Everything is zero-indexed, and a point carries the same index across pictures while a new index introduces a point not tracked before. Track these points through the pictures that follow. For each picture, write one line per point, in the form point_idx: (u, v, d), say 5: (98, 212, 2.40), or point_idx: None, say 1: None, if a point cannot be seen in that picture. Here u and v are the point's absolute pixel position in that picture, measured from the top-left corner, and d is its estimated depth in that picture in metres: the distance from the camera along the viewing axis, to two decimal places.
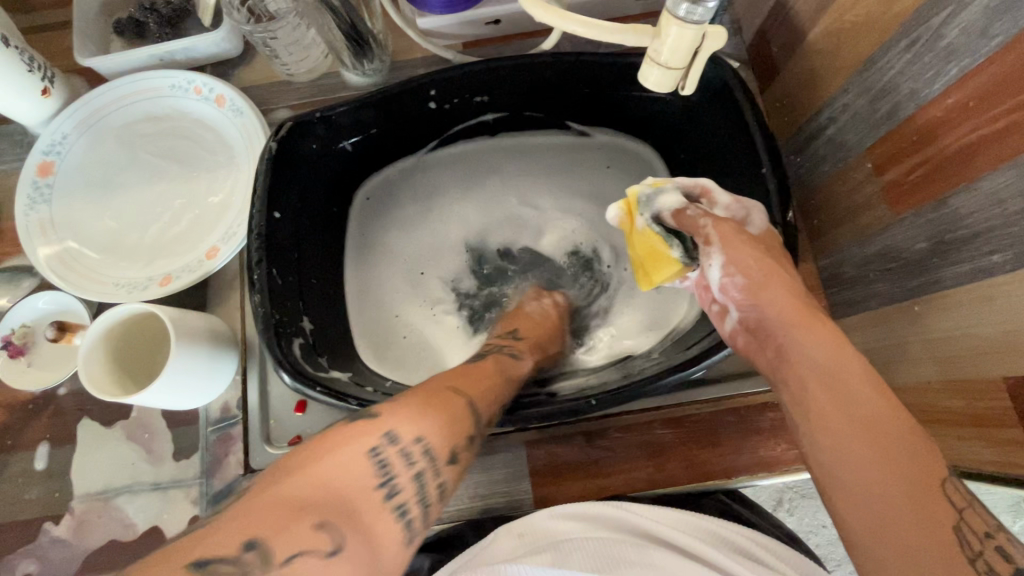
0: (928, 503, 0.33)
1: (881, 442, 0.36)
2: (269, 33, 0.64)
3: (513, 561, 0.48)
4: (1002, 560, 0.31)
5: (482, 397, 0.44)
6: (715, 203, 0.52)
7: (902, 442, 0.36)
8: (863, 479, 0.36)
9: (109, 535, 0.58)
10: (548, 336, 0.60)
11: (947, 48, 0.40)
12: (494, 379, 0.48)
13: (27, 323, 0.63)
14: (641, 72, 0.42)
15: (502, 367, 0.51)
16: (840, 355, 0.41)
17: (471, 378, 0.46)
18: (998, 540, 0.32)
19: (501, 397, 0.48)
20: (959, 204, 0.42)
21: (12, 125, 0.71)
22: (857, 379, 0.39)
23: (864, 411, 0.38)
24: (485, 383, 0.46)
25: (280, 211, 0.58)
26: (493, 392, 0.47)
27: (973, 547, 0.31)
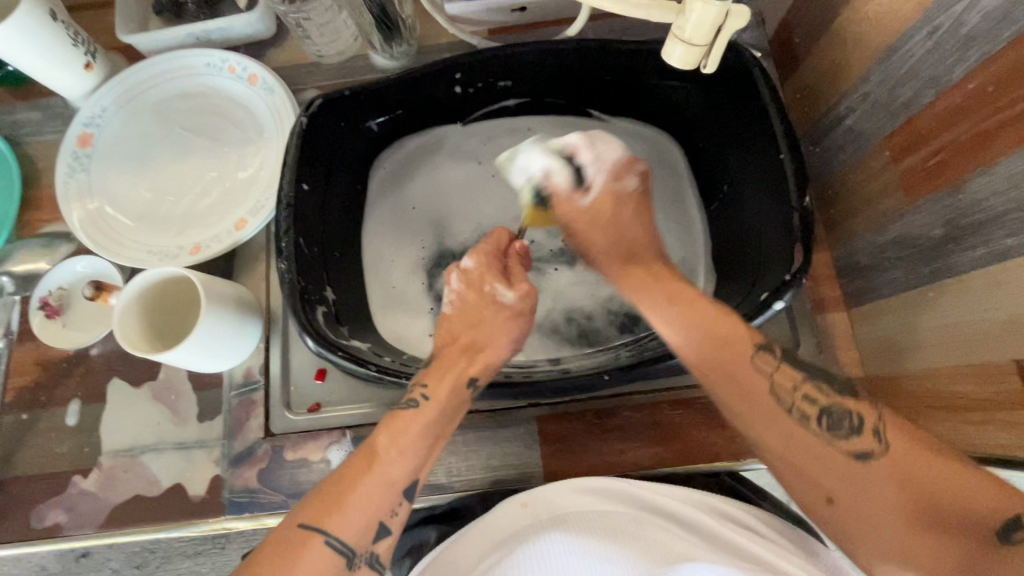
0: (769, 403, 0.44)
1: (732, 376, 0.46)
2: (302, 14, 0.66)
3: (517, 533, 0.50)
4: (808, 403, 0.43)
5: (352, 522, 0.42)
6: (582, 164, 0.57)
7: (741, 364, 0.45)
8: (729, 404, 0.46)
9: (134, 490, 0.61)
10: (470, 325, 0.54)
11: (968, 35, 0.41)
12: (385, 469, 0.45)
13: (63, 286, 0.66)
14: (665, 49, 0.43)
15: (392, 433, 0.47)
16: (692, 313, 0.48)
17: (342, 497, 0.43)
18: (802, 388, 0.44)
19: (396, 483, 0.45)
20: (975, 189, 0.43)
21: (54, 98, 0.74)
22: (710, 328, 0.47)
23: (717, 354, 0.46)
24: (365, 487, 0.44)
25: (308, 184, 0.60)
26: (379, 493, 0.44)
27: (787, 401, 0.44)
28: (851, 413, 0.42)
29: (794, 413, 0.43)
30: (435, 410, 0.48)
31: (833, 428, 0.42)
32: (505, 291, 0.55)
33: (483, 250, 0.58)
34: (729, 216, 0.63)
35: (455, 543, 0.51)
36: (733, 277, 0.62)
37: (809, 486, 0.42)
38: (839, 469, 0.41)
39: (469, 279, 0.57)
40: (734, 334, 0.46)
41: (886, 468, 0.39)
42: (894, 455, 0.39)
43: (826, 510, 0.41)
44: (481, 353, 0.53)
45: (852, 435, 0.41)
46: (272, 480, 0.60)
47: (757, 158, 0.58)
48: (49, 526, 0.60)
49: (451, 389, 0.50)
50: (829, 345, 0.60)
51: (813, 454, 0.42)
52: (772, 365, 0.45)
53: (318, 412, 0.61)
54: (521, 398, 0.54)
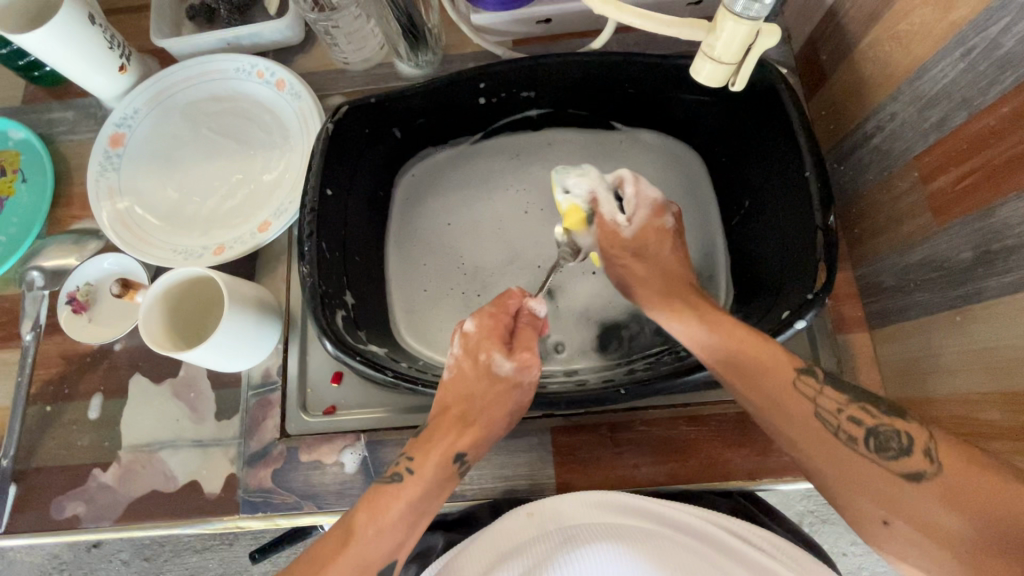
0: (811, 423, 0.45)
1: (778, 401, 0.46)
2: (331, 22, 0.68)
3: (525, 544, 0.49)
4: (853, 423, 0.44)
5: None
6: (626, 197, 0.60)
7: (781, 391, 0.46)
8: (778, 428, 0.46)
9: (151, 485, 0.62)
10: (464, 395, 0.53)
11: (1004, 57, 0.41)
12: (360, 548, 0.46)
13: (90, 282, 0.68)
14: (694, 66, 0.44)
15: (370, 512, 0.48)
16: (721, 332, 0.49)
17: (313, 575, 0.44)
18: (846, 411, 0.44)
19: (372, 563, 0.46)
20: (1008, 214, 0.42)
21: (88, 99, 0.76)
22: (739, 349, 0.48)
23: (756, 380, 0.47)
24: (338, 568, 0.45)
25: (332, 189, 0.61)
26: (352, 575, 0.45)
27: (833, 424, 0.44)
28: (900, 433, 0.42)
29: (840, 435, 0.44)
30: (417, 488, 0.49)
31: (882, 450, 0.42)
32: (503, 362, 0.53)
33: (485, 314, 0.55)
34: (750, 230, 0.63)
35: (459, 555, 0.51)
36: (753, 291, 0.61)
37: (861, 507, 0.42)
38: (896, 493, 0.41)
39: (468, 346, 0.55)
40: (777, 364, 0.47)
41: (941, 490, 0.39)
42: (945, 477, 0.39)
43: (881, 531, 0.41)
44: (472, 425, 0.52)
45: (901, 456, 0.41)
46: (286, 481, 0.60)
47: (781, 175, 0.58)
48: (68, 517, 0.62)
49: (435, 463, 0.50)
50: (850, 365, 0.59)
51: (858, 472, 0.42)
52: (815, 387, 0.46)
53: (334, 415, 0.62)
54: (534, 408, 0.55)
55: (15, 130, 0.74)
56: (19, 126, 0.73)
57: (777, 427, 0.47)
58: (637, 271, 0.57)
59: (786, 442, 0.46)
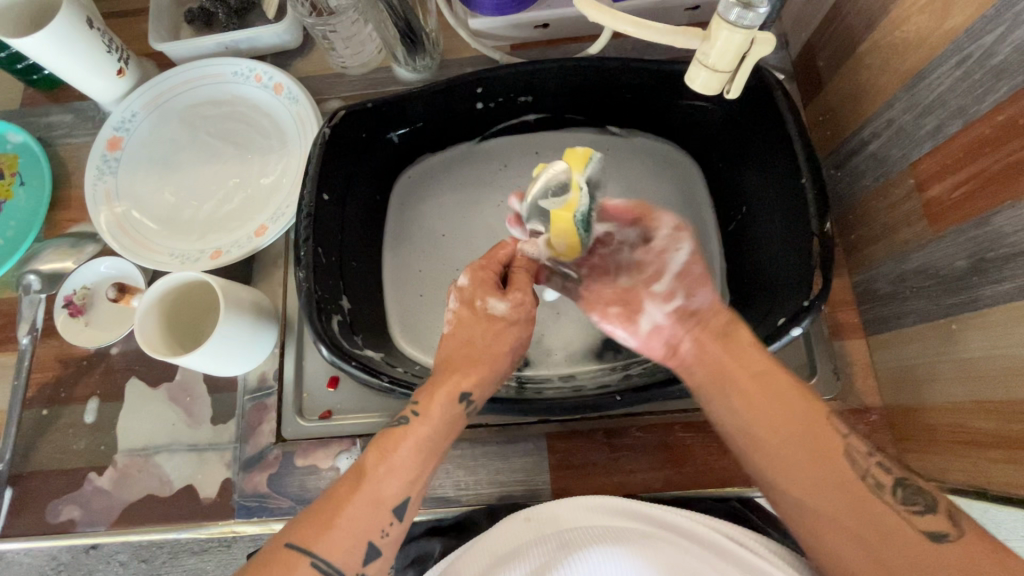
0: (840, 460, 0.41)
1: (807, 429, 0.43)
2: (329, 26, 0.68)
3: (522, 546, 0.49)
4: (883, 471, 0.41)
5: (339, 542, 0.41)
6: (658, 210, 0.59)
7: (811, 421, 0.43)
8: (793, 459, 0.42)
9: (146, 489, 0.62)
10: (463, 341, 0.51)
11: (999, 66, 0.41)
12: (373, 487, 0.44)
13: (88, 286, 0.68)
14: (688, 73, 0.44)
15: (379, 451, 0.45)
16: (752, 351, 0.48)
17: (329, 517, 0.42)
18: (877, 458, 0.42)
19: (386, 501, 0.44)
20: (1002, 222, 0.42)
21: (87, 102, 0.77)
22: (770, 368, 0.46)
23: (790, 405, 0.44)
24: (354, 507, 0.43)
25: (329, 194, 0.61)
26: (366, 513, 0.43)
27: (863, 467, 0.41)
28: (927, 492, 0.40)
29: (869, 480, 0.40)
30: (424, 429, 0.47)
31: (908, 503, 0.39)
32: (497, 303, 0.52)
33: (475, 265, 0.54)
34: (748, 237, 0.63)
35: (459, 557, 0.50)
36: (750, 302, 0.61)
37: (877, 571, 0.38)
38: (914, 553, 0.37)
39: (462, 297, 0.53)
40: (810, 395, 0.45)
41: (963, 553, 0.36)
42: (971, 543, 0.36)
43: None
44: (475, 363, 0.50)
45: (927, 513, 0.38)
46: (282, 486, 0.60)
47: (778, 181, 0.58)
48: (63, 521, 0.62)
49: (440, 405, 0.48)
50: (846, 372, 0.59)
51: (873, 526, 0.39)
52: (846, 428, 0.43)
53: (329, 419, 0.61)
54: (529, 415, 0.53)
55: (13, 134, 0.73)
56: (18, 129, 0.73)
57: (799, 464, 0.42)
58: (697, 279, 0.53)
59: (797, 483, 0.42)
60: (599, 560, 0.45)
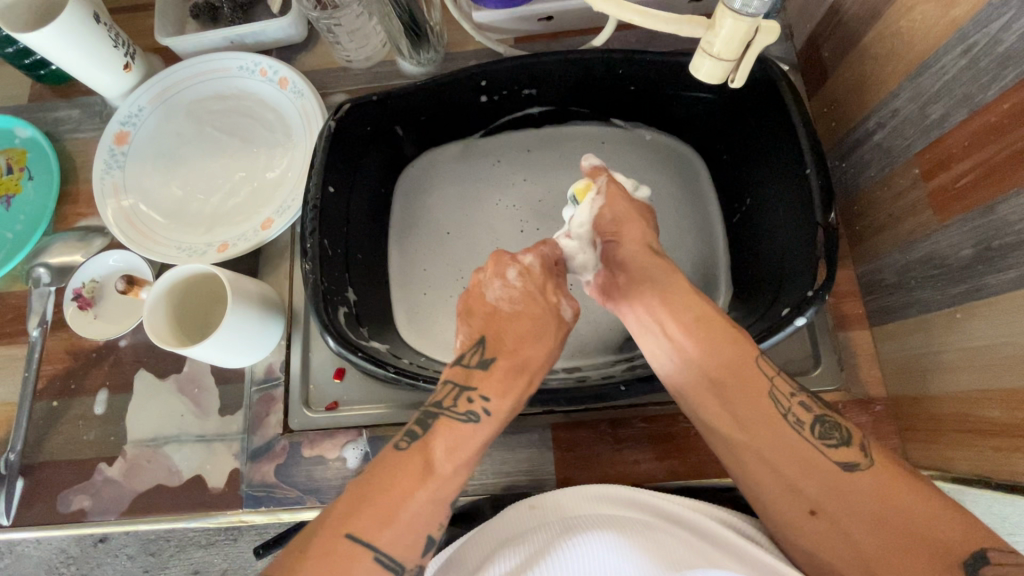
0: (768, 402, 0.46)
1: (739, 375, 0.46)
2: (333, 20, 0.68)
3: (526, 532, 0.49)
4: (802, 409, 0.46)
5: (402, 538, 0.40)
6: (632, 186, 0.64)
7: (743, 366, 0.46)
8: (727, 401, 0.46)
9: (156, 479, 0.62)
10: (531, 331, 0.52)
11: (1005, 53, 0.41)
12: (439, 484, 0.43)
13: (96, 279, 0.68)
14: (693, 63, 0.44)
15: (450, 447, 0.45)
16: (685, 299, 0.49)
17: (393, 511, 0.41)
18: (797, 396, 0.46)
19: (447, 499, 0.43)
20: (1006, 211, 0.42)
21: (94, 97, 0.77)
22: (706, 315, 0.49)
23: (722, 355, 0.47)
24: (418, 503, 0.42)
25: (334, 186, 0.62)
26: (429, 509, 0.42)
27: (784, 406, 0.46)
28: (841, 427, 0.45)
29: (791, 418, 0.45)
30: (493, 429, 0.47)
31: (824, 438, 0.44)
32: (566, 307, 0.55)
33: (544, 253, 0.57)
34: (751, 229, 0.63)
35: (463, 546, 0.51)
36: (754, 293, 0.61)
37: (796, 497, 0.43)
38: (829, 483, 0.42)
39: (529, 281, 0.55)
40: (742, 341, 0.47)
41: (872, 481, 0.42)
42: (878, 470, 0.42)
43: (806, 520, 0.43)
44: (537, 365, 0.51)
45: (841, 445, 0.44)
46: (289, 476, 0.61)
47: (782, 172, 0.58)
48: (74, 511, 0.62)
49: (510, 406, 0.48)
50: (850, 363, 0.59)
51: (794, 457, 0.44)
52: (773, 370, 0.47)
53: (336, 410, 0.62)
54: (535, 404, 0.54)
55: (22, 129, 0.74)
56: (26, 125, 0.74)
57: (729, 409, 0.46)
58: (622, 220, 0.56)
59: (729, 422, 0.46)
60: (603, 550, 0.45)
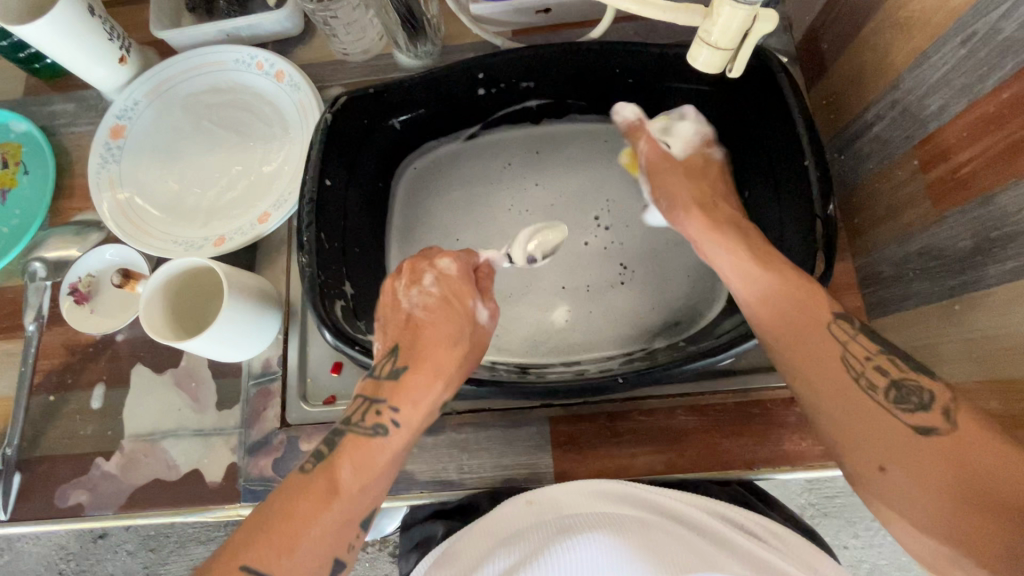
0: (836, 365, 0.44)
1: (805, 336, 0.46)
2: (329, 12, 0.67)
3: (522, 532, 0.49)
4: (878, 373, 0.43)
5: (305, 563, 0.42)
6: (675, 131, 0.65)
7: (810, 327, 0.46)
8: (795, 360, 0.46)
9: (153, 474, 0.62)
10: (445, 336, 0.53)
11: (1004, 42, 0.40)
12: (344, 504, 0.45)
13: (92, 274, 0.68)
14: (691, 52, 0.43)
15: (356, 466, 0.46)
16: (745, 264, 0.51)
17: (293, 538, 0.42)
18: (875, 359, 0.43)
19: (354, 518, 0.45)
20: (1005, 202, 0.42)
21: (89, 91, 0.77)
22: (772, 275, 0.49)
23: (791, 311, 0.47)
24: (322, 526, 0.43)
25: (331, 179, 0.61)
26: (335, 532, 0.44)
27: (856, 369, 0.44)
28: (922, 389, 0.41)
29: (862, 381, 0.43)
30: (401, 439, 0.49)
31: (902, 402, 0.41)
32: (481, 309, 0.56)
33: (462, 260, 0.57)
34: (750, 223, 0.63)
35: (459, 539, 0.51)
36: None
37: (863, 454, 0.42)
38: (899, 446, 0.40)
39: (449, 286, 0.55)
40: (817, 297, 0.47)
41: (947, 445, 0.38)
42: (957, 434, 0.38)
43: (876, 479, 0.41)
44: (454, 369, 0.52)
45: (918, 410, 0.40)
46: (286, 471, 0.61)
47: (781, 163, 0.58)
48: (72, 505, 0.62)
49: (422, 415, 0.50)
50: None
51: (863, 416, 0.42)
52: (849, 333, 0.45)
53: (333, 404, 0.62)
54: (532, 399, 0.54)
55: (17, 123, 0.74)
56: (21, 119, 0.73)
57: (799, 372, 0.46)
58: (683, 190, 0.60)
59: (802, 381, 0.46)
60: (592, 558, 0.45)
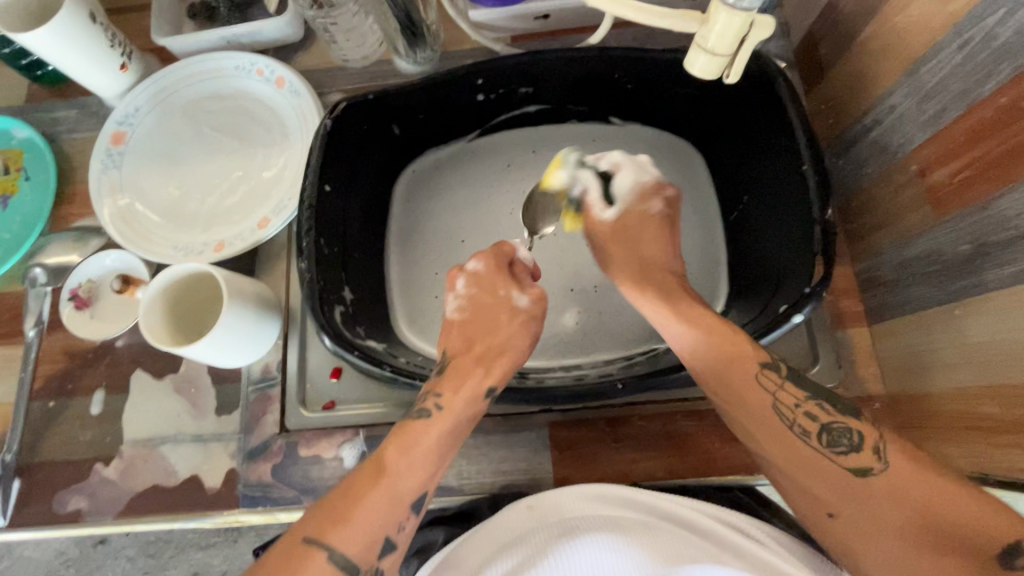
0: (774, 419, 0.46)
1: (743, 394, 0.47)
2: (330, 19, 0.68)
3: (524, 535, 0.49)
4: (810, 420, 0.45)
5: (358, 538, 0.42)
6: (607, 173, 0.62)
7: (743, 380, 0.47)
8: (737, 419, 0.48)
9: (152, 480, 0.62)
10: (486, 327, 0.56)
11: (1001, 48, 0.40)
12: (393, 482, 0.45)
13: (92, 279, 0.68)
14: (687, 58, 0.43)
15: (402, 446, 0.47)
16: (686, 312, 0.52)
17: (345, 512, 0.43)
18: (806, 407, 0.46)
19: (405, 496, 0.46)
20: (1004, 206, 0.42)
21: (91, 98, 0.77)
22: (702, 332, 0.50)
23: (721, 375, 0.48)
24: (372, 500, 0.44)
25: (330, 185, 0.61)
26: (385, 508, 0.44)
27: (790, 417, 0.46)
28: (853, 431, 0.44)
29: (796, 428, 0.45)
30: (448, 422, 0.50)
31: (834, 445, 0.44)
32: (520, 296, 0.58)
33: (489, 254, 0.59)
34: (749, 227, 0.63)
35: (461, 546, 0.50)
36: (751, 289, 0.61)
37: (811, 501, 0.44)
38: (844, 488, 0.42)
39: (482, 284, 0.58)
40: (742, 349, 0.48)
41: (887, 484, 0.41)
42: (894, 472, 0.41)
43: (826, 523, 0.43)
44: (494, 352, 0.55)
45: (850, 451, 0.43)
46: (285, 476, 0.61)
47: (779, 169, 0.58)
48: (71, 511, 0.62)
49: (466, 401, 0.51)
50: (848, 359, 0.59)
51: (811, 468, 0.44)
52: (778, 382, 0.47)
53: (332, 410, 0.62)
54: (532, 404, 0.53)
55: (19, 129, 0.74)
56: (23, 125, 0.74)
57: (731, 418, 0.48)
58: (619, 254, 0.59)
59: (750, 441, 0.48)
60: (599, 550, 0.46)
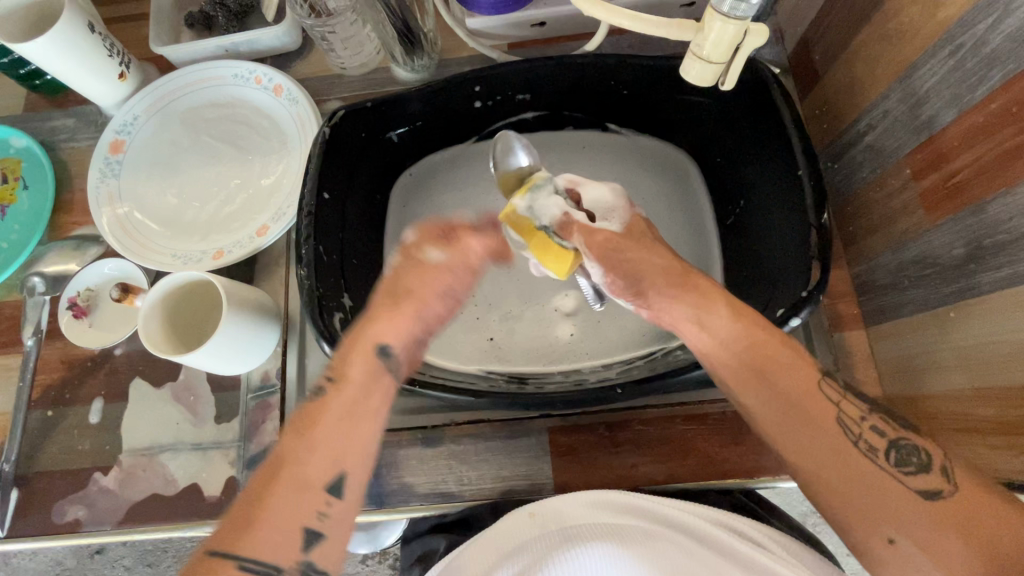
0: (833, 428, 0.43)
1: (800, 405, 0.44)
2: (327, 28, 0.68)
3: (526, 543, 0.49)
4: (876, 435, 0.43)
5: (269, 534, 0.39)
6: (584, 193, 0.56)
7: (802, 390, 0.44)
8: (786, 434, 0.44)
9: (151, 488, 0.62)
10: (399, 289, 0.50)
11: (991, 54, 0.41)
12: (302, 469, 0.41)
13: (91, 287, 0.68)
14: (683, 67, 0.44)
15: (297, 431, 0.43)
16: (722, 319, 0.47)
17: (253, 514, 0.39)
18: (868, 420, 0.43)
19: (315, 482, 0.41)
20: (997, 210, 0.42)
21: (89, 106, 0.77)
22: (752, 339, 0.46)
23: (782, 386, 0.44)
24: (279, 497, 0.40)
25: (329, 192, 0.62)
26: (293, 498, 0.40)
27: (855, 433, 0.43)
28: (919, 449, 0.42)
29: (862, 445, 0.42)
30: (346, 392, 0.45)
31: (902, 464, 0.41)
32: (433, 254, 0.52)
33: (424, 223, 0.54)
34: (745, 231, 0.63)
35: (460, 555, 0.50)
36: (749, 293, 0.61)
37: (867, 526, 0.41)
38: (901, 505, 0.40)
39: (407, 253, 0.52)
40: (797, 361, 0.45)
41: (951, 510, 0.39)
42: (962, 494, 0.39)
43: (886, 550, 0.40)
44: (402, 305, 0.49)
45: (920, 471, 0.41)
46: None
47: (776, 173, 0.58)
48: (69, 521, 0.62)
49: (363, 368, 0.46)
50: (847, 362, 0.59)
51: (870, 484, 0.41)
52: (837, 392, 0.45)
53: None
54: (531, 410, 0.53)
55: (17, 138, 0.74)
56: (21, 134, 0.74)
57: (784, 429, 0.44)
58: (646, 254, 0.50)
59: (804, 458, 0.43)
60: (595, 562, 0.45)
